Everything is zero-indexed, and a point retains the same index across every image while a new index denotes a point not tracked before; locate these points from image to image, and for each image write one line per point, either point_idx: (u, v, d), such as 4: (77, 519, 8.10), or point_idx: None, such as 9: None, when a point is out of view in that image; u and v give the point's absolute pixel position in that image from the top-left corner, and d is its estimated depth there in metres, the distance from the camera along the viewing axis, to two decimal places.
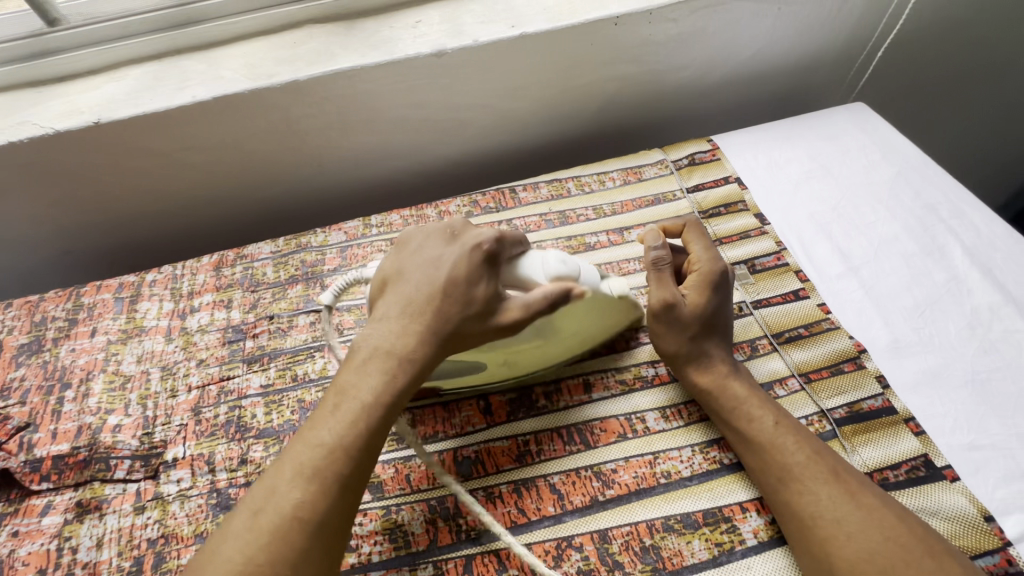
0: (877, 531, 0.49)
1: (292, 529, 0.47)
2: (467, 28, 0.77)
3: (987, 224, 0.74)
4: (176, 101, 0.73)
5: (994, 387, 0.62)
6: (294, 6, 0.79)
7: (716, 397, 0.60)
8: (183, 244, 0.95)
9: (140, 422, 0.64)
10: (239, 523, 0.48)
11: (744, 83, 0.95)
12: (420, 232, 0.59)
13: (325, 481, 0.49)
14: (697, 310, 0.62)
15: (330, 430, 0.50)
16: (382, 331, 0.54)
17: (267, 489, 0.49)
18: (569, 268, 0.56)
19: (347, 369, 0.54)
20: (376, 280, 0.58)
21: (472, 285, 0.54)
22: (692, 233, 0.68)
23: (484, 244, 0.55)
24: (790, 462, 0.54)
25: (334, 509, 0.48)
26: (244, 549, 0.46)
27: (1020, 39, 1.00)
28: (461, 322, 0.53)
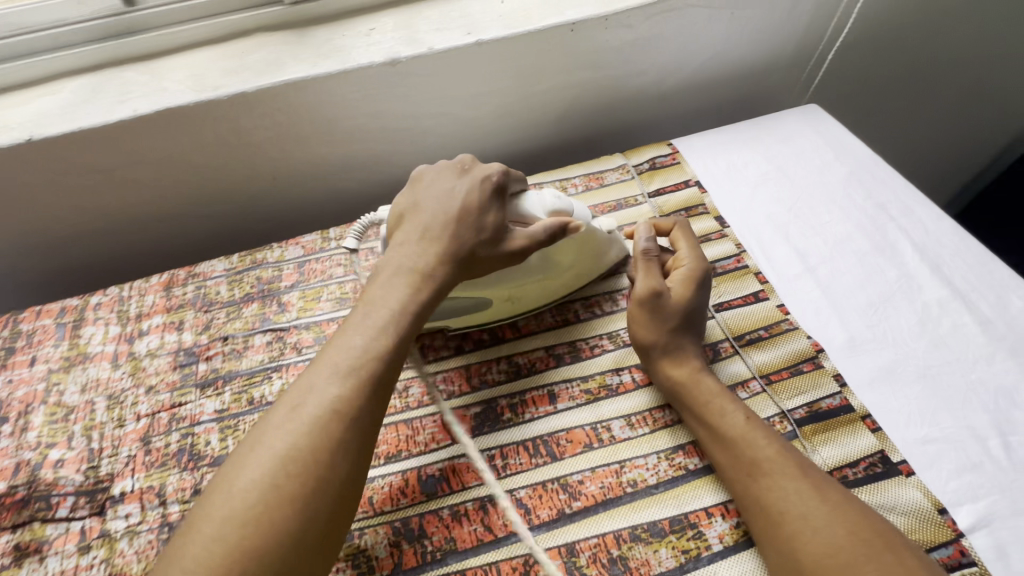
0: (841, 525, 0.49)
1: (330, 421, 0.49)
2: (422, 36, 0.75)
3: (936, 222, 0.77)
4: (115, 115, 0.69)
5: (944, 380, 0.63)
6: (241, 15, 0.76)
7: (689, 390, 0.60)
8: (133, 263, 0.91)
9: (84, 455, 0.61)
10: (277, 417, 0.50)
11: (702, 87, 0.96)
12: (431, 169, 0.64)
13: (359, 378, 0.51)
14: (680, 304, 0.64)
15: (361, 335, 0.54)
16: (404, 254, 0.59)
17: (303, 387, 0.51)
18: (563, 204, 0.62)
19: (373, 285, 0.58)
20: (392, 216, 0.63)
21: (484, 212, 0.60)
22: (680, 232, 0.71)
23: (493, 177, 0.61)
24: (759, 457, 0.54)
25: (369, 407, 0.51)
26: (283, 440, 0.48)
27: (962, 39, 1.04)
28: (475, 247, 0.59)
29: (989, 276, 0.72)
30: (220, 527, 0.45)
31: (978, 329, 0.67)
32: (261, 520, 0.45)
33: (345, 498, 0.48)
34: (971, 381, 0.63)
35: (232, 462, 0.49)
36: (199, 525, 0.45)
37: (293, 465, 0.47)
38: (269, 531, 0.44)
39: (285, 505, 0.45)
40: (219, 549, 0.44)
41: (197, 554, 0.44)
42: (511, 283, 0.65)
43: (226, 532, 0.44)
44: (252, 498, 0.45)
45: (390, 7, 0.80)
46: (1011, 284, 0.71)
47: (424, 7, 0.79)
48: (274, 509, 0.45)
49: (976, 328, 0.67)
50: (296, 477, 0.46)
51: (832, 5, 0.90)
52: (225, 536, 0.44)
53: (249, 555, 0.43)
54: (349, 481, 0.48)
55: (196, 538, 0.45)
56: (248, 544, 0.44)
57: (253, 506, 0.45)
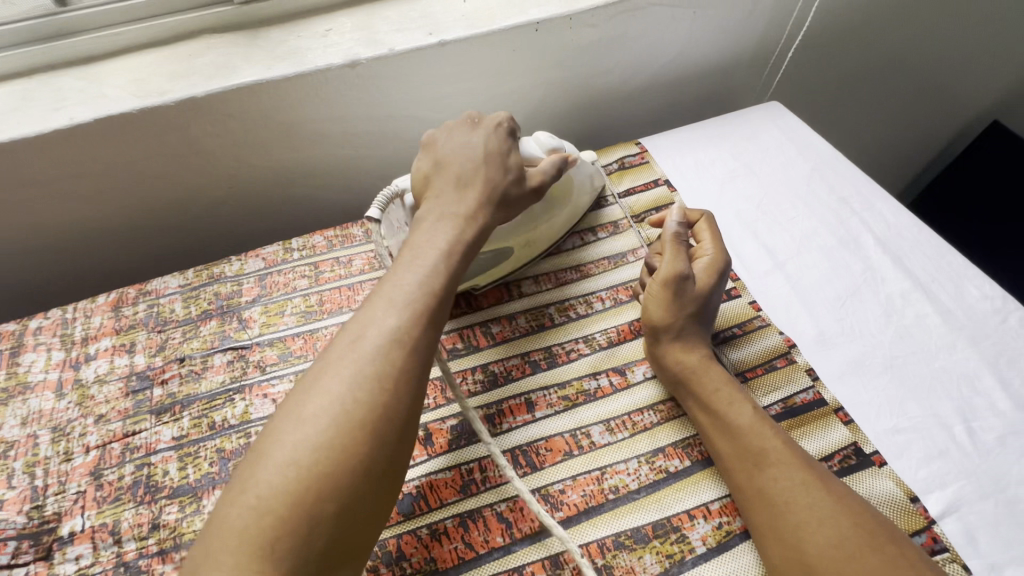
0: (847, 516, 0.50)
1: (393, 350, 0.48)
2: (382, 36, 0.73)
3: (896, 215, 0.79)
4: (50, 124, 0.64)
5: (910, 370, 0.65)
6: (186, 15, 0.71)
7: (698, 377, 0.60)
8: (79, 281, 0.85)
9: (27, 495, 0.56)
10: (339, 349, 0.48)
11: (667, 84, 0.96)
12: (440, 131, 0.63)
13: (419, 310, 0.51)
14: (703, 291, 0.64)
15: (416, 271, 0.53)
16: (442, 201, 0.58)
17: (360, 319, 0.50)
18: (558, 143, 0.67)
19: (417, 229, 0.57)
20: (415, 180, 0.61)
21: (506, 156, 0.61)
22: (705, 223, 0.69)
23: (505, 124, 0.62)
24: (766, 447, 0.55)
25: (428, 337, 0.50)
26: (353, 366, 0.47)
27: (911, 35, 1.07)
28: (507, 188, 0.60)
29: (947, 267, 0.74)
30: (292, 452, 0.43)
31: (939, 318, 0.69)
32: (333, 446, 0.43)
33: (409, 428, 0.47)
34: (935, 370, 0.65)
35: (296, 393, 0.47)
36: (269, 453, 0.44)
37: (362, 391, 0.46)
38: (343, 456, 0.43)
39: (358, 430, 0.44)
40: (293, 474, 0.42)
41: (270, 480, 0.42)
42: (529, 226, 0.70)
43: (298, 458, 0.43)
44: (323, 424, 0.44)
45: (347, 7, 0.77)
46: (967, 273, 0.74)
47: (384, 6, 0.77)
48: (346, 434, 0.44)
49: (937, 318, 0.69)
50: (365, 404, 0.45)
51: (790, 4, 0.91)
52: (300, 461, 0.43)
53: (323, 479, 0.42)
54: (414, 409, 0.48)
55: (268, 465, 0.43)
56: (321, 468, 0.43)
57: (323, 433, 0.44)
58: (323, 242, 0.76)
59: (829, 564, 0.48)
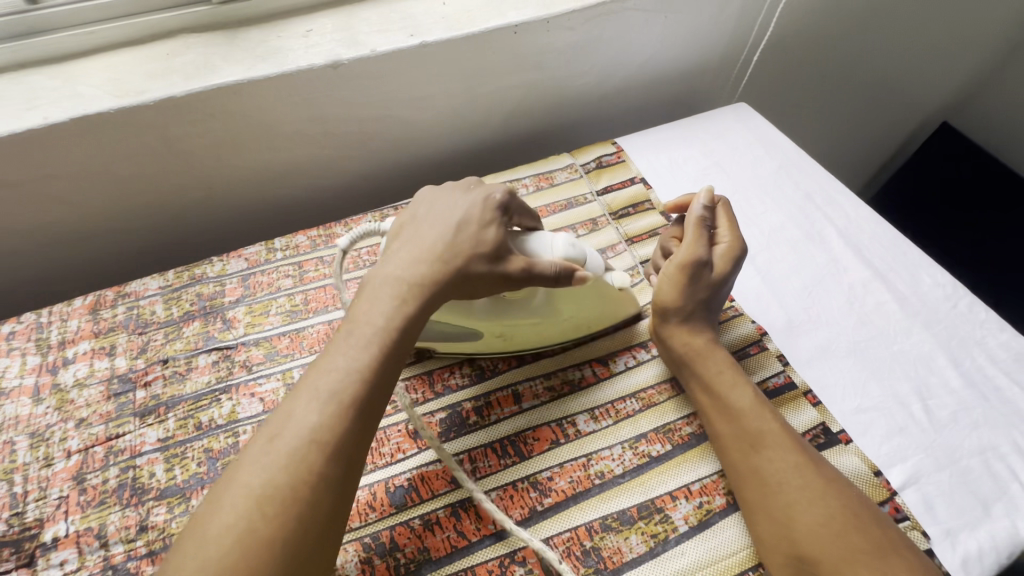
0: (834, 498, 0.53)
1: (309, 454, 0.46)
2: (364, 37, 0.74)
3: (856, 209, 0.84)
4: (23, 124, 0.63)
5: (873, 354, 0.69)
6: (164, 14, 0.71)
7: (698, 362, 0.63)
8: (49, 286, 0.83)
9: (6, 502, 0.55)
10: (255, 452, 0.47)
11: (640, 87, 0.99)
12: (433, 191, 0.62)
13: (343, 405, 0.48)
14: (717, 278, 0.66)
15: (346, 357, 0.50)
16: (397, 267, 0.56)
17: (282, 416, 0.48)
18: (576, 252, 0.58)
19: (360, 301, 0.55)
20: (390, 231, 0.60)
21: (485, 227, 0.57)
22: (725, 208, 0.70)
23: (496, 195, 0.59)
24: (765, 429, 0.58)
25: (353, 437, 0.48)
26: (263, 473, 0.45)
27: (866, 41, 1.14)
28: (468, 262, 0.56)
29: (904, 257, 0.79)
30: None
31: (897, 304, 0.74)
32: (237, 569, 0.41)
33: (329, 534, 0.45)
34: (894, 353, 0.70)
35: (206, 506, 0.45)
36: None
37: (270, 504, 0.44)
38: None
39: (264, 547, 0.42)
40: None
41: None
42: (504, 320, 0.62)
43: None
44: (225, 544, 0.42)
45: (328, 7, 0.78)
46: (922, 263, 0.79)
47: (364, 8, 0.78)
48: (252, 553, 0.42)
49: (895, 304, 0.74)
50: (274, 517, 0.43)
51: (755, 10, 0.95)
52: None
53: None
54: (334, 516, 0.46)
55: None
56: None
57: (227, 554, 0.42)
58: (306, 242, 0.76)
59: (816, 539, 0.51)
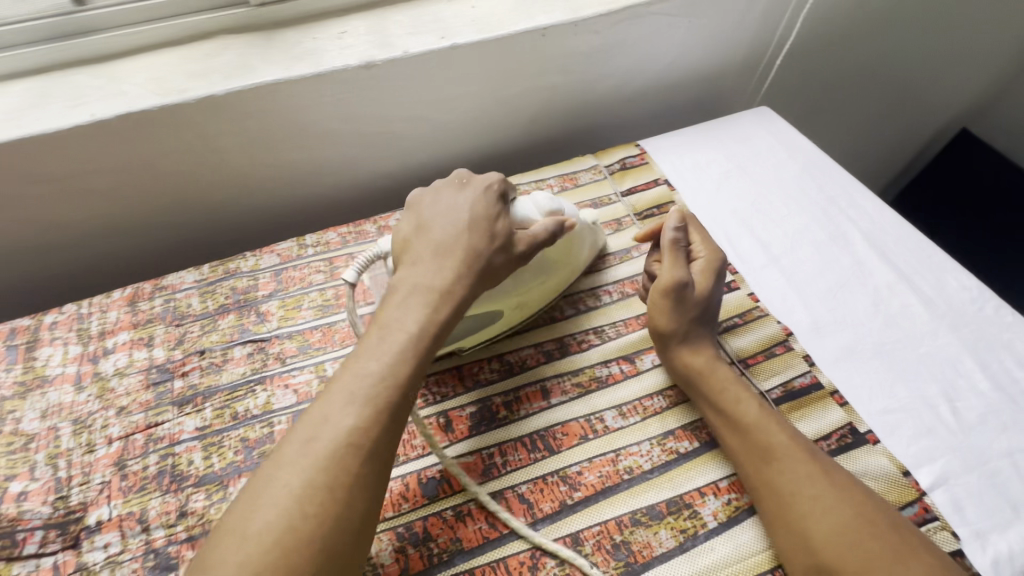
0: (849, 506, 0.53)
1: (347, 456, 0.47)
2: (396, 39, 0.75)
3: (880, 213, 0.84)
4: (70, 120, 0.65)
5: (899, 356, 0.70)
6: (205, 16, 0.73)
7: (704, 377, 0.63)
8: (86, 279, 0.85)
9: (51, 486, 0.56)
10: (292, 451, 0.47)
11: (662, 90, 1.00)
12: (428, 191, 0.64)
13: (380, 407, 0.49)
14: (702, 294, 0.67)
15: (380, 358, 0.51)
16: (420, 272, 0.56)
17: (316, 420, 0.48)
18: (557, 205, 0.65)
19: (387, 307, 0.55)
20: (395, 242, 0.60)
21: (493, 220, 0.60)
22: (692, 222, 0.73)
23: (494, 186, 0.62)
24: (774, 442, 0.57)
25: (386, 439, 0.49)
26: (302, 474, 0.45)
27: (886, 47, 1.14)
28: (491, 256, 0.58)
29: (929, 260, 0.79)
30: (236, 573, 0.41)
31: (923, 307, 0.74)
32: (280, 567, 0.42)
33: (365, 531, 0.47)
34: (921, 355, 0.70)
35: (242, 503, 0.45)
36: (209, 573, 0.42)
37: (311, 504, 0.44)
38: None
39: (306, 547, 0.43)
40: None
41: None
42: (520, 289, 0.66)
43: None
44: (267, 543, 0.43)
45: (360, 9, 0.79)
46: (947, 266, 0.79)
47: (396, 11, 0.79)
48: (294, 552, 0.43)
49: (921, 307, 0.74)
50: (315, 516, 0.44)
51: (779, 14, 0.96)
52: None
53: None
54: (368, 516, 0.47)
55: None
56: None
57: (269, 553, 0.42)
58: (337, 239, 0.78)
59: (833, 548, 0.51)
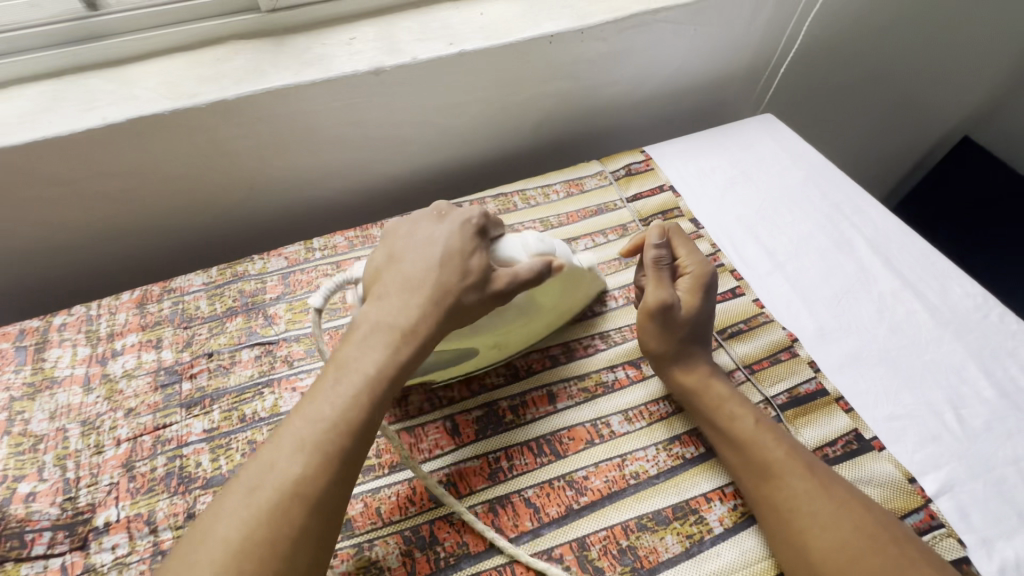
0: (848, 521, 0.52)
1: (290, 509, 0.45)
2: (404, 45, 0.76)
3: (885, 220, 0.84)
4: (81, 124, 0.65)
5: (903, 362, 0.70)
6: (216, 22, 0.74)
7: (700, 395, 0.62)
8: (95, 281, 0.86)
9: (60, 487, 0.56)
10: (234, 502, 0.46)
11: (667, 97, 1.01)
12: (403, 222, 0.61)
13: (328, 456, 0.47)
14: (690, 312, 0.65)
15: (333, 402, 0.49)
16: (385, 308, 0.54)
17: (263, 467, 0.47)
18: (547, 245, 0.61)
19: (347, 345, 0.53)
20: (365, 275, 0.57)
21: (468, 257, 0.56)
22: (676, 236, 0.70)
23: (473, 219, 0.58)
24: (771, 458, 0.57)
25: (334, 488, 0.47)
26: (242, 526, 0.44)
27: (888, 56, 1.15)
28: (462, 294, 0.55)
29: (932, 267, 0.80)
30: None
31: (927, 314, 0.74)
32: None
33: None
34: (926, 362, 0.70)
35: (180, 554, 0.44)
36: None
37: (249, 561, 0.43)
38: None
39: None
40: None
41: None
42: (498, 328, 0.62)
43: None
44: None
45: (369, 16, 0.80)
46: (951, 273, 0.79)
47: (404, 17, 0.80)
48: None
49: (925, 313, 0.75)
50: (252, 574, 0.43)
51: (783, 23, 0.97)
52: None
53: None
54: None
55: None
56: None
57: None
58: (344, 242, 0.78)
59: (832, 564, 0.50)
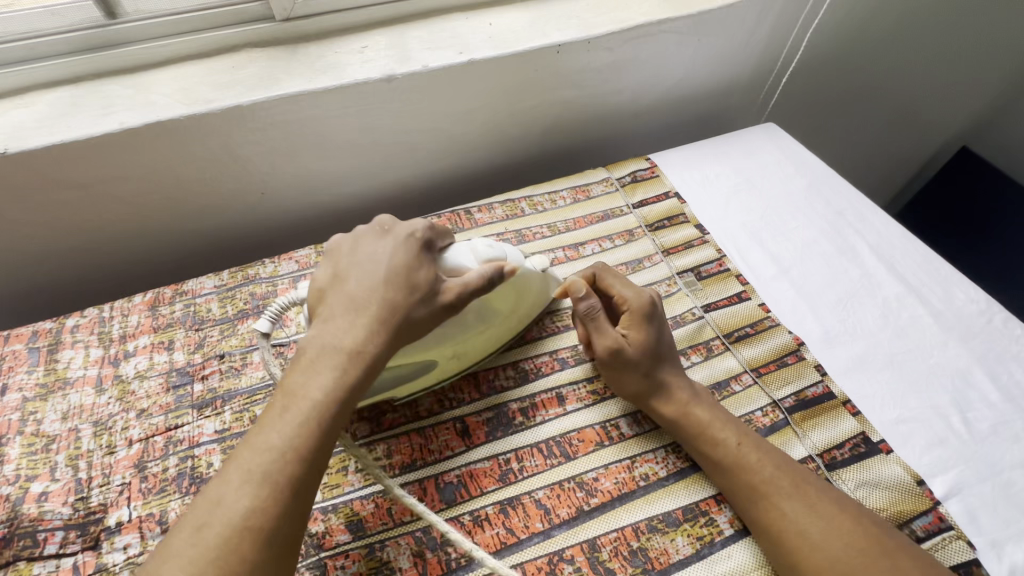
0: (839, 539, 0.51)
1: (241, 544, 0.43)
2: (416, 54, 0.77)
3: (887, 226, 0.86)
4: (99, 128, 0.66)
5: (909, 366, 0.70)
6: (231, 30, 0.75)
7: (681, 426, 0.61)
8: (106, 283, 0.86)
9: (71, 487, 0.56)
10: (181, 542, 0.43)
11: (671, 105, 1.03)
12: (347, 238, 0.58)
13: (277, 485, 0.45)
14: (643, 345, 0.64)
15: (281, 429, 0.47)
16: (331, 330, 0.51)
17: (211, 502, 0.44)
18: (497, 252, 0.61)
19: (293, 371, 0.50)
20: (309, 295, 0.55)
21: (416, 271, 0.55)
22: (604, 275, 0.69)
23: (419, 233, 0.57)
24: (757, 480, 0.56)
25: (284, 520, 0.45)
26: (191, 566, 0.42)
27: (885, 68, 1.17)
28: (410, 310, 0.53)
29: (936, 273, 0.81)
30: None
31: (932, 319, 0.75)
32: None
33: None
34: (931, 366, 0.71)
35: None
36: None
37: None
38: None
39: None
40: None
41: None
42: (455, 339, 0.61)
43: None
44: None
45: (381, 25, 0.82)
46: (954, 278, 0.80)
47: (414, 27, 0.82)
48: None
49: (930, 318, 0.75)
50: None
51: (785, 34, 0.99)
52: None
53: None
54: None
55: None
56: None
57: None
58: None
59: None
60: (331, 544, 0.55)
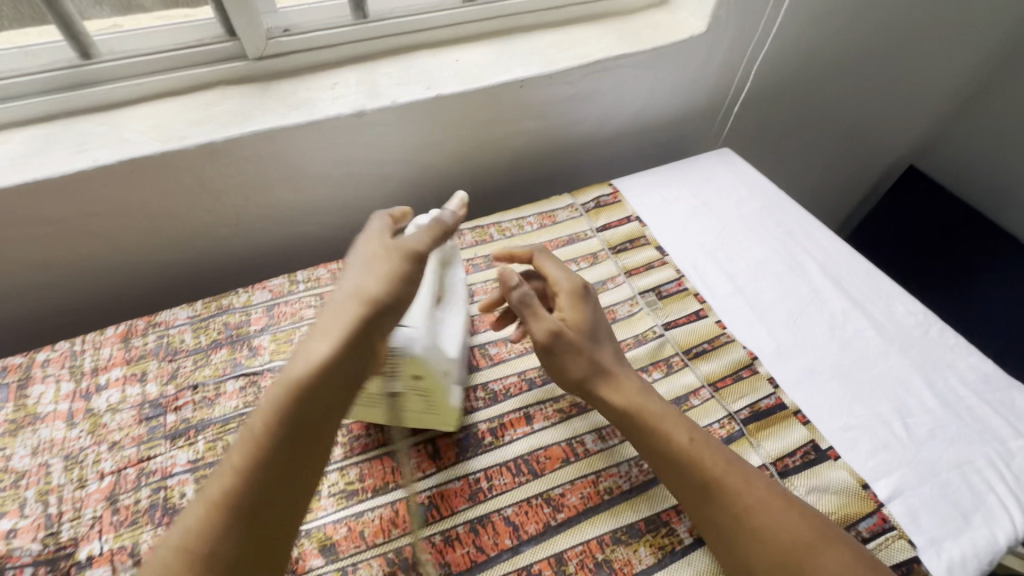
0: (785, 532, 0.54)
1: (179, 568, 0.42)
2: (384, 90, 0.81)
3: (833, 244, 0.91)
4: (72, 165, 0.68)
5: (853, 375, 0.75)
6: (204, 69, 0.78)
7: (632, 418, 0.62)
8: (76, 315, 0.86)
9: (41, 523, 0.57)
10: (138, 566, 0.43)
11: (631, 133, 1.08)
12: None
13: (228, 504, 0.45)
14: (581, 325, 0.68)
15: (242, 444, 0.47)
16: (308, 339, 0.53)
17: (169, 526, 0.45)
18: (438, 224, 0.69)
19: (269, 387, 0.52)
20: None
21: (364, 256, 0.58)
22: (539, 261, 0.74)
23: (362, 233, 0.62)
24: (710, 477, 0.58)
25: (232, 544, 0.44)
26: None
27: (830, 95, 1.26)
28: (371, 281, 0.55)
29: (877, 287, 0.87)
30: None
31: (875, 331, 0.81)
32: None
33: None
34: (875, 375, 0.76)
35: None
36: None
37: None
38: None
39: None
40: None
41: None
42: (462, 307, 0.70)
43: None
44: None
45: (351, 62, 0.86)
46: (894, 292, 0.86)
47: (383, 64, 0.86)
48: None
49: (873, 330, 0.81)
50: None
51: (734, 66, 1.06)
52: None
53: None
54: None
55: None
56: None
57: None
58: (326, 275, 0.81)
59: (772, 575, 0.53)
60: (304, 569, 0.56)
